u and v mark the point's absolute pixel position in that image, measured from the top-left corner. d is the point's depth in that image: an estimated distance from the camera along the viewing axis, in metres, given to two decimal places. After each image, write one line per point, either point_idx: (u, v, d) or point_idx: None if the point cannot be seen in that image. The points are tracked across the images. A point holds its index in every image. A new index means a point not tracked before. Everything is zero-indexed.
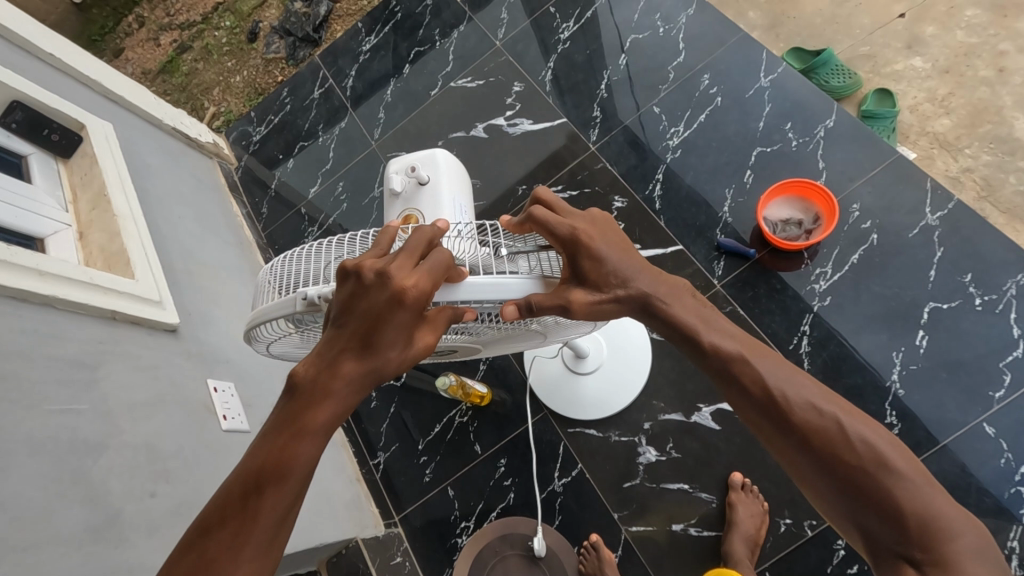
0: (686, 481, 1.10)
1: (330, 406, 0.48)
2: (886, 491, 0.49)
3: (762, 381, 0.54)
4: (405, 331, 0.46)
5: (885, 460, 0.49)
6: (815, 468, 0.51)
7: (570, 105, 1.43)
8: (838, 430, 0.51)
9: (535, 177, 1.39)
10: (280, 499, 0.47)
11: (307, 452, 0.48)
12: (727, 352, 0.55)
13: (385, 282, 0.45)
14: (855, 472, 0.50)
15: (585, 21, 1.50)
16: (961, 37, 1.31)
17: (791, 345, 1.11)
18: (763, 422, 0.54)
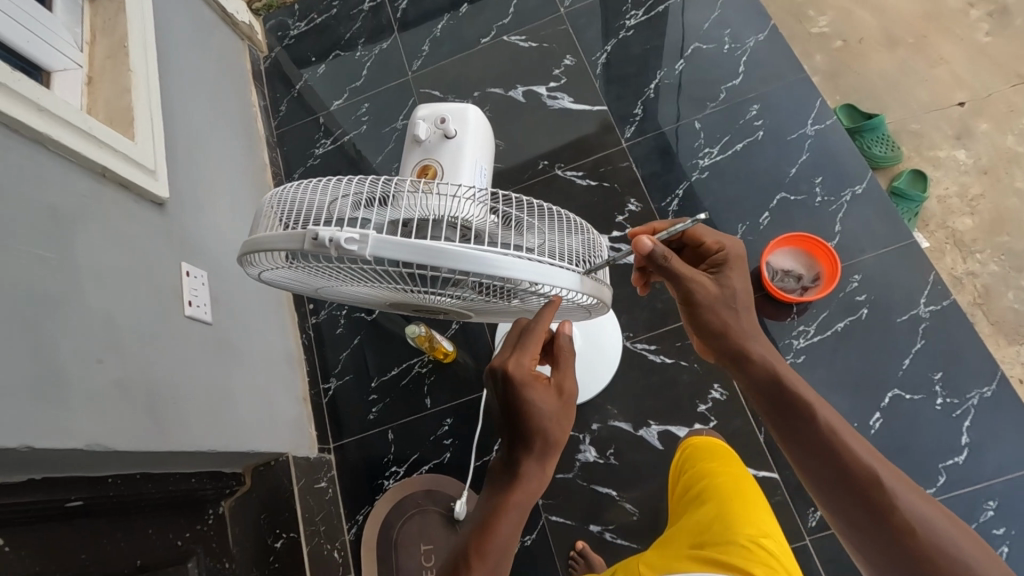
0: (615, 489, 1.12)
1: (521, 488, 0.59)
2: (941, 558, 0.54)
3: (848, 451, 0.61)
4: (560, 411, 0.59)
5: (954, 543, 0.55)
6: (888, 535, 0.57)
7: (614, 94, 1.40)
8: (914, 508, 0.57)
9: (559, 156, 1.37)
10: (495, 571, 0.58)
11: (507, 526, 0.59)
12: (820, 418, 0.64)
13: (519, 383, 0.58)
14: (927, 544, 0.55)
15: (655, 14, 1.45)
16: (1010, 143, 1.30)
17: None
18: (842, 489, 0.61)
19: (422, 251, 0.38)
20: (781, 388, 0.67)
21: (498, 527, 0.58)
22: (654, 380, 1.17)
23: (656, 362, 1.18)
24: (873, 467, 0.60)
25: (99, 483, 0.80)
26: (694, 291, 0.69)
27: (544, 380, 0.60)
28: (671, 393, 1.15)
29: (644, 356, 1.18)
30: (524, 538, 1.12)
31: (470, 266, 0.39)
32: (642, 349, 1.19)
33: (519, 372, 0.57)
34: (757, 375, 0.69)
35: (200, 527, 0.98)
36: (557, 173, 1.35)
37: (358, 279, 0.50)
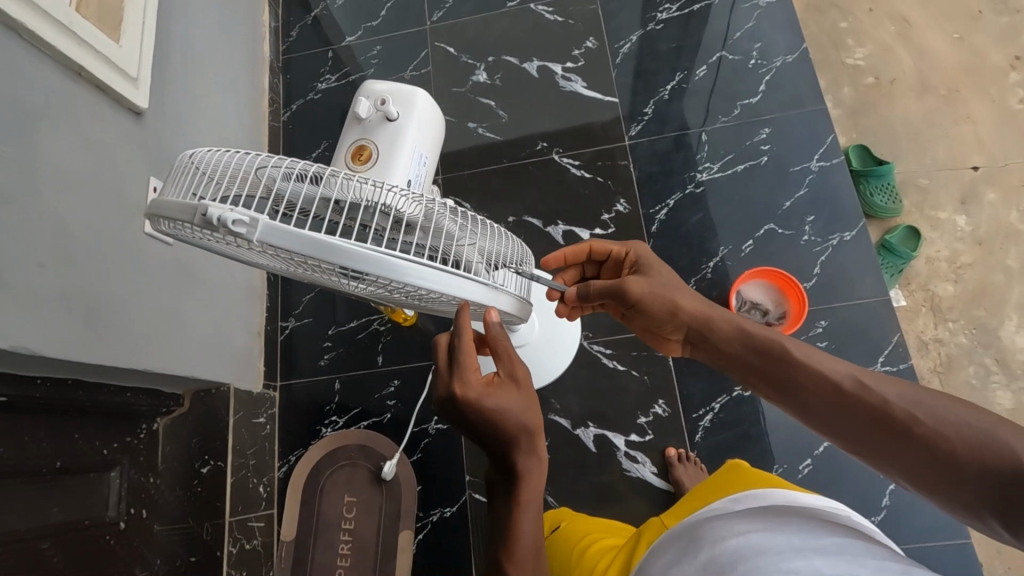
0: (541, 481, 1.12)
1: (531, 482, 0.65)
2: (947, 440, 0.47)
3: (812, 372, 0.56)
4: (528, 405, 0.64)
5: (949, 416, 0.48)
6: (914, 453, 0.49)
7: (628, 88, 1.36)
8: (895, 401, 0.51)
9: (560, 140, 1.34)
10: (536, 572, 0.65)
11: (528, 526, 0.65)
12: (789, 356, 0.58)
13: (480, 401, 0.60)
14: (949, 446, 0.47)
15: (689, 12, 1.39)
16: (1012, 218, 1.28)
17: (698, 414, 1.12)
18: (844, 420, 0.54)
19: (313, 244, 0.39)
20: (750, 342, 0.63)
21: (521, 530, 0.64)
22: (602, 384, 1.17)
23: (607, 366, 1.17)
24: (862, 383, 0.53)
25: (27, 383, 0.78)
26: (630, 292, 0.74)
27: (500, 385, 0.63)
28: (616, 400, 1.15)
29: (597, 358, 1.18)
30: (444, 509, 1.15)
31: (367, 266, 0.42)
32: (598, 351, 1.19)
33: (479, 390, 0.60)
34: (727, 336, 0.65)
35: (130, 439, 0.98)
36: (553, 158, 1.32)
37: (272, 259, 0.49)
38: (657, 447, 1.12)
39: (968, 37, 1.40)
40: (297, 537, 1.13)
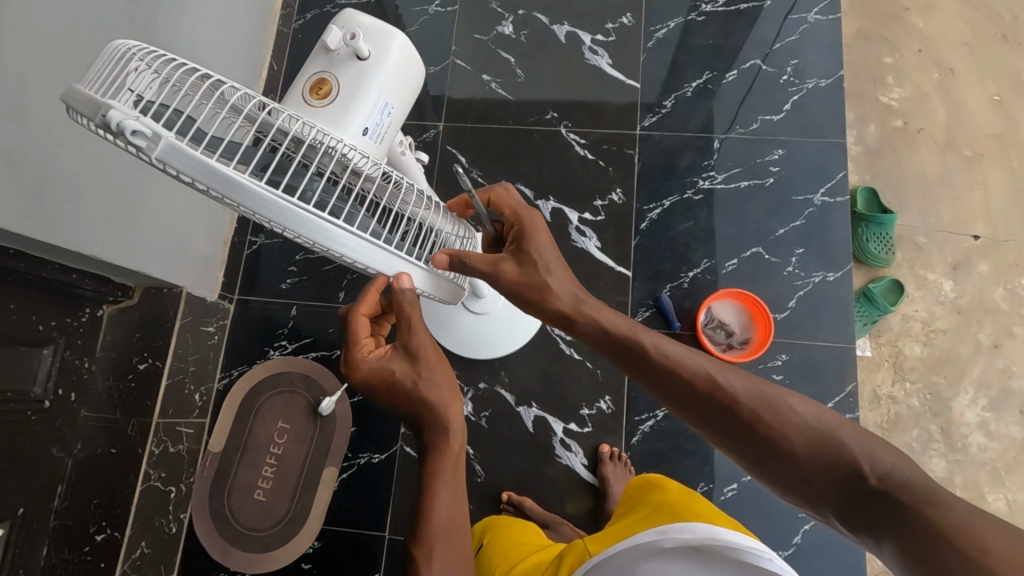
0: (473, 448, 1.13)
1: (444, 459, 0.64)
2: (784, 436, 0.52)
3: (673, 368, 0.59)
4: (428, 375, 0.64)
5: (790, 412, 0.52)
6: (763, 450, 0.53)
7: (653, 76, 1.30)
8: (740, 396, 0.55)
9: (571, 114, 1.29)
10: (450, 566, 0.61)
11: (443, 509, 0.62)
12: (647, 349, 0.61)
13: (367, 369, 0.66)
14: (791, 445, 0.51)
15: (734, 11, 1.33)
16: (995, 295, 1.26)
17: (640, 418, 1.13)
18: (700, 417, 0.57)
19: (220, 176, 0.41)
20: (606, 332, 0.64)
21: (431, 513, 0.62)
22: (554, 368, 1.16)
23: (563, 352, 1.16)
24: (715, 379, 0.56)
25: None
26: (501, 280, 0.66)
27: (393, 356, 0.66)
28: (563, 386, 1.15)
29: (555, 342, 1.17)
30: (373, 455, 1.14)
31: (285, 218, 0.45)
32: (558, 336, 1.17)
33: (372, 362, 0.67)
34: (586, 325, 0.65)
35: (71, 322, 0.94)
36: (560, 131, 1.28)
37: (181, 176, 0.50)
38: (593, 440, 1.12)
39: (1008, 102, 1.35)
40: (225, 450, 1.15)
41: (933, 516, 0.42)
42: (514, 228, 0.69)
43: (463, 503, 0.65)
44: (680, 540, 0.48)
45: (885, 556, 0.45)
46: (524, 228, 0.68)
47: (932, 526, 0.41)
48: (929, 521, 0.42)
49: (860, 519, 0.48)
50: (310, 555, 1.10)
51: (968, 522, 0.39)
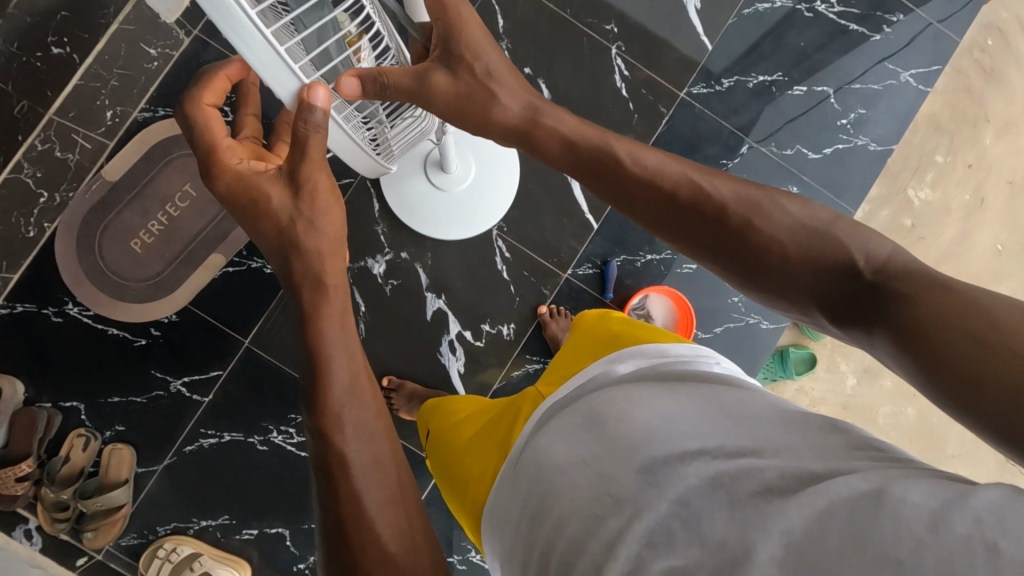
0: (365, 306, 1.09)
1: (325, 313, 0.53)
2: (767, 238, 0.49)
3: (647, 174, 0.56)
4: (313, 212, 0.54)
5: (774, 213, 0.50)
6: (748, 256, 0.50)
7: (728, 49, 1.19)
8: (722, 202, 0.52)
9: (630, 41, 1.17)
10: (365, 435, 0.49)
11: (341, 367, 0.51)
12: (621, 159, 0.57)
13: (239, 176, 0.56)
14: (781, 243, 0.49)
15: (841, 26, 1.21)
16: (880, 410, 1.20)
17: (530, 359, 1.12)
18: (676, 227, 0.54)
19: None
20: (574, 141, 0.60)
21: (325, 382, 0.50)
22: (478, 275, 1.12)
23: (495, 266, 1.12)
24: (699, 186, 0.53)
25: None
26: (428, 99, 0.60)
27: (275, 172, 0.55)
28: (478, 295, 1.11)
29: (493, 252, 1.12)
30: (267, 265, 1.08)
31: None
32: (499, 249, 1.12)
33: (244, 170, 0.57)
34: (547, 138, 0.61)
35: None
36: (610, 52, 1.16)
37: None
38: (478, 355, 1.11)
39: (1005, 257, 1.29)
40: (117, 184, 1.04)
41: (930, 293, 0.39)
42: (440, 23, 0.59)
43: (364, 365, 0.53)
44: (633, 365, 0.52)
45: (875, 344, 0.42)
46: (456, 29, 0.58)
47: (930, 300, 0.38)
48: (924, 305, 0.39)
49: (850, 314, 0.45)
50: (162, 325, 1.06)
51: (972, 294, 0.36)
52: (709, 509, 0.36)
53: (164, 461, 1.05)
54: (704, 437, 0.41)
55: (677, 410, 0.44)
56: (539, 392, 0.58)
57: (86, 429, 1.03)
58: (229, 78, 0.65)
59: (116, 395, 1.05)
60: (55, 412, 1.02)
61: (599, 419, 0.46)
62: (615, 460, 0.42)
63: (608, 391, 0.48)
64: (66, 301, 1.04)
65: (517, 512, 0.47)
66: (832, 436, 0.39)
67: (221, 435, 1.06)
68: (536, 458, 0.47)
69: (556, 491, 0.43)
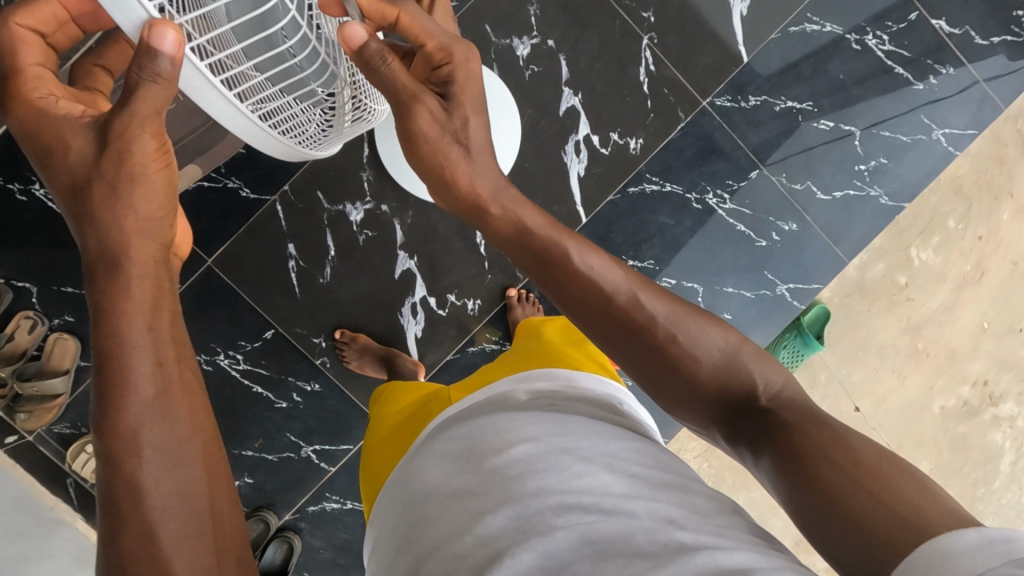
0: (335, 251, 1.07)
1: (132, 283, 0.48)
2: (688, 361, 0.53)
3: (589, 277, 0.56)
4: (120, 177, 0.48)
5: (696, 338, 0.53)
6: (664, 366, 0.54)
7: (764, 65, 1.13)
8: (652, 321, 0.54)
9: (665, 34, 1.11)
10: (169, 460, 0.44)
11: (145, 375, 0.45)
12: (567, 258, 0.57)
13: (39, 115, 0.50)
14: (696, 358, 0.53)
15: (887, 66, 1.14)
16: None
17: (489, 337, 1.11)
18: (607, 333, 0.56)
19: None
20: (522, 230, 0.59)
21: (132, 392, 0.45)
22: (454, 243, 1.09)
23: (473, 238, 1.09)
24: (635, 297, 0.55)
25: None
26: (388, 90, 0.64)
27: (88, 122, 0.49)
28: (450, 264, 1.09)
29: None
30: (243, 188, 1.05)
31: None
32: None
33: (54, 113, 0.50)
34: (500, 217, 0.60)
35: None
36: (642, 41, 1.10)
37: None
38: (437, 322, 1.10)
39: (988, 335, 1.28)
40: None
41: (810, 433, 0.45)
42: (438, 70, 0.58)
43: (182, 368, 0.48)
44: (533, 391, 0.51)
45: (755, 467, 0.48)
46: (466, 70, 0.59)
47: (811, 440, 0.44)
48: (806, 438, 0.45)
49: (743, 432, 0.50)
50: None
51: (852, 438, 0.44)
52: (576, 558, 0.35)
53: None
54: (579, 483, 0.39)
55: (558, 444, 0.42)
56: (449, 398, 0.57)
57: (34, 313, 1.02)
58: (66, 9, 0.55)
59: (69, 286, 1.04)
60: (6, 290, 1.01)
61: (477, 449, 0.44)
62: (485, 497, 0.40)
63: (497, 420, 0.47)
64: (33, 181, 1.01)
65: (395, 526, 0.46)
66: (710, 510, 0.39)
67: None
68: (410, 483, 0.47)
69: (425, 520, 0.43)
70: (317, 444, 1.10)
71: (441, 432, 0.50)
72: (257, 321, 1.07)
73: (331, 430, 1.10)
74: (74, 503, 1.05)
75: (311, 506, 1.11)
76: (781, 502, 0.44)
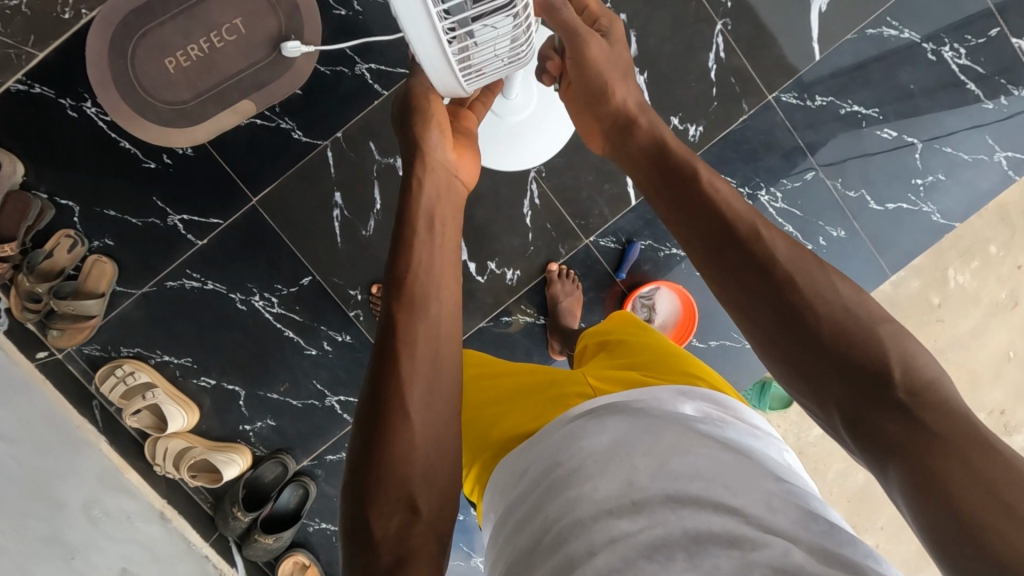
0: (381, 205, 1.06)
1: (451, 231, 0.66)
2: (803, 301, 0.50)
3: (713, 197, 0.58)
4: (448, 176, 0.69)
5: (814, 284, 0.50)
6: (780, 319, 0.50)
7: (835, 66, 1.11)
8: (768, 250, 0.53)
9: (739, 21, 1.08)
10: (435, 365, 0.56)
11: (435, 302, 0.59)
12: (698, 177, 0.61)
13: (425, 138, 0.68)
14: (815, 313, 0.49)
15: (959, 81, 1.12)
16: (832, 466, 1.22)
17: (524, 309, 1.11)
18: (718, 254, 0.55)
19: None
20: (662, 147, 0.66)
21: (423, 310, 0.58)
22: (501, 210, 1.08)
23: (521, 207, 1.08)
24: (755, 228, 0.55)
25: None
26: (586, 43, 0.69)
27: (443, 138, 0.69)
28: (494, 232, 1.08)
29: (524, 194, 1.08)
30: (295, 130, 1.03)
31: None
32: (530, 192, 1.08)
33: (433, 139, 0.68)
34: (639, 133, 0.69)
35: None
36: (714, 25, 1.08)
37: None
38: (474, 288, 1.10)
39: (1012, 365, 1.27)
40: None
41: (967, 450, 0.40)
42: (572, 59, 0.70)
43: (450, 304, 0.61)
44: (700, 409, 0.52)
45: (884, 475, 0.44)
46: (578, 35, 0.68)
47: (965, 459, 0.40)
48: (957, 454, 0.40)
49: (869, 424, 0.45)
50: (175, 155, 1.02)
51: (1020, 470, 0.39)
52: (718, 556, 0.39)
53: (144, 288, 1.05)
54: (743, 501, 0.42)
55: (726, 460, 0.46)
56: (594, 387, 0.58)
57: (74, 233, 1.01)
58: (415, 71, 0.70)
59: (112, 210, 1.03)
60: (48, 206, 1.00)
61: (654, 435, 0.47)
62: (649, 479, 0.45)
63: (666, 418, 0.50)
64: (85, 98, 0.99)
65: (531, 478, 0.50)
66: (844, 545, 0.41)
67: (204, 282, 1.06)
68: (564, 447, 0.49)
69: (580, 479, 0.46)
70: (342, 395, 1.10)
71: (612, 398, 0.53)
72: (295, 266, 1.06)
73: (356, 384, 1.10)
74: (98, 426, 1.06)
75: (329, 455, 1.11)
76: (913, 530, 0.41)
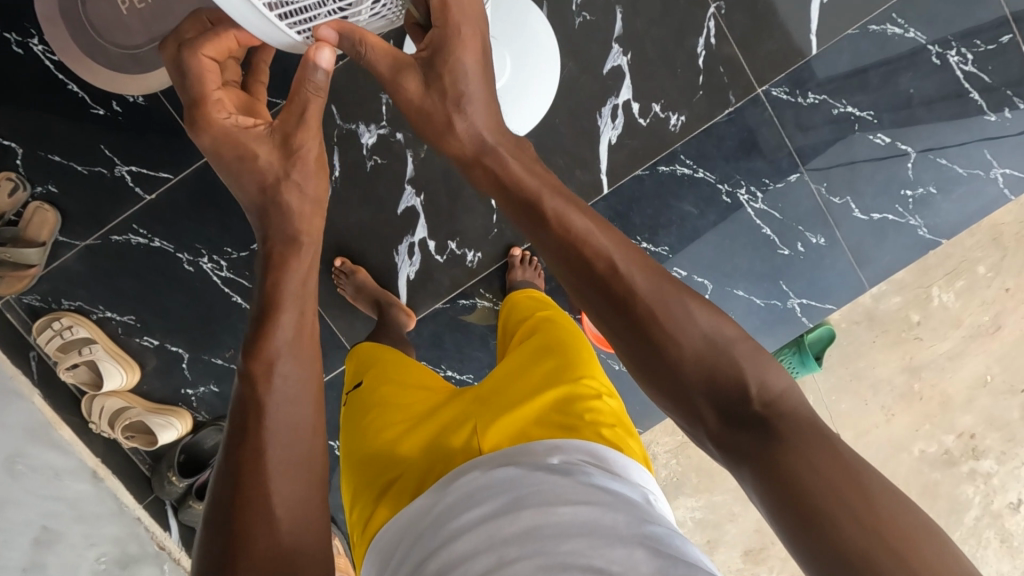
0: (339, 173, 1.01)
1: (291, 267, 0.57)
2: (676, 345, 0.49)
3: (576, 239, 0.53)
4: (300, 177, 0.58)
5: (681, 324, 0.49)
6: (657, 359, 0.49)
7: (833, 64, 1.04)
8: (637, 300, 0.50)
9: (735, 6, 1.01)
10: (290, 395, 0.53)
11: (284, 333, 0.55)
12: (551, 217, 0.55)
13: (236, 141, 0.58)
14: (680, 347, 0.49)
15: (963, 90, 1.05)
16: None
17: (483, 293, 1.07)
18: (593, 304, 0.52)
19: None
20: (505, 177, 0.58)
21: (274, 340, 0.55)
22: (465, 189, 1.03)
23: None
24: (618, 268, 0.51)
25: None
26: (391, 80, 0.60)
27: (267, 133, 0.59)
28: (456, 210, 1.03)
29: None
30: None
31: None
32: None
33: (244, 138, 0.58)
34: (482, 177, 0.59)
35: None
36: (707, 9, 1.01)
37: None
38: (432, 267, 1.05)
39: (987, 391, 1.22)
40: None
41: (807, 450, 0.43)
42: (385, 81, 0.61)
43: (312, 325, 0.58)
44: (569, 460, 0.53)
45: (741, 478, 0.46)
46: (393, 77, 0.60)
47: (809, 462, 0.42)
48: (805, 458, 0.42)
49: (731, 436, 0.47)
50: (125, 103, 0.97)
51: (855, 470, 0.42)
52: None
53: (87, 241, 1.01)
54: (607, 555, 0.42)
55: (593, 514, 0.45)
56: (475, 429, 0.58)
57: (16, 176, 0.97)
58: (237, 40, 0.61)
59: (56, 154, 0.98)
60: None
61: (523, 500, 0.48)
62: (518, 547, 0.44)
63: (535, 477, 0.50)
64: (32, 34, 0.94)
65: (412, 547, 0.51)
66: None
67: (151, 239, 1.01)
68: (444, 516, 0.50)
69: (452, 558, 0.46)
70: None
71: (485, 465, 0.54)
72: (246, 230, 1.02)
73: None
74: (34, 378, 1.03)
75: None
76: (769, 523, 0.43)
